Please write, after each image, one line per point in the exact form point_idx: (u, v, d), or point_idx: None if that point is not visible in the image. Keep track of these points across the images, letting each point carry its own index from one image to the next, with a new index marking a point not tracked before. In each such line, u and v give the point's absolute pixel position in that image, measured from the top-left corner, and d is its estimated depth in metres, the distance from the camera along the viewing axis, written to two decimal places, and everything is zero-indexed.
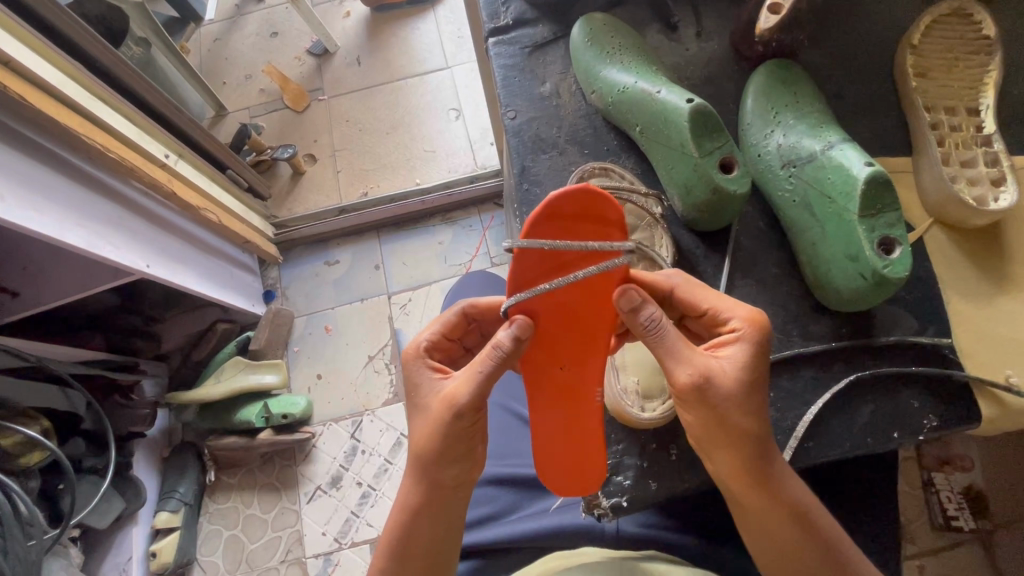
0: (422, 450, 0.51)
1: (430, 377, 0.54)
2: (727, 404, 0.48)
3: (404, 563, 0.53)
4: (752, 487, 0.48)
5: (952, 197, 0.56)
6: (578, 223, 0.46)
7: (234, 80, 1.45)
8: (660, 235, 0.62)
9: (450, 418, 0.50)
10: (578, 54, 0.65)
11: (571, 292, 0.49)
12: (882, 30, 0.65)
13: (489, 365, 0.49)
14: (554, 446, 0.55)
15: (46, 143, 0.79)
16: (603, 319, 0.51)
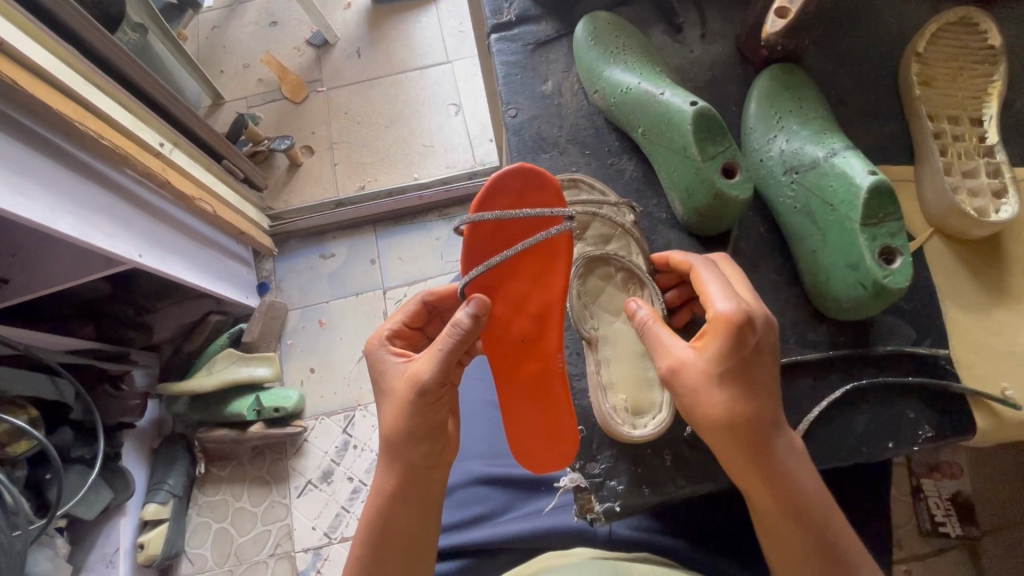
0: (394, 433, 0.52)
1: (394, 360, 0.56)
2: (689, 397, 0.47)
3: (382, 553, 0.52)
4: (744, 477, 0.48)
5: (953, 207, 0.56)
6: (521, 199, 0.56)
7: (232, 68, 1.43)
8: (636, 245, 0.62)
9: (416, 395, 0.51)
10: (581, 53, 0.65)
11: (524, 260, 0.57)
12: (886, 38, 0.64)
13: (449, 343, 0.50)
14: (528, 419, 0.58)
15: (38, 128, 0.77)
16: (554, 285, 0.58)
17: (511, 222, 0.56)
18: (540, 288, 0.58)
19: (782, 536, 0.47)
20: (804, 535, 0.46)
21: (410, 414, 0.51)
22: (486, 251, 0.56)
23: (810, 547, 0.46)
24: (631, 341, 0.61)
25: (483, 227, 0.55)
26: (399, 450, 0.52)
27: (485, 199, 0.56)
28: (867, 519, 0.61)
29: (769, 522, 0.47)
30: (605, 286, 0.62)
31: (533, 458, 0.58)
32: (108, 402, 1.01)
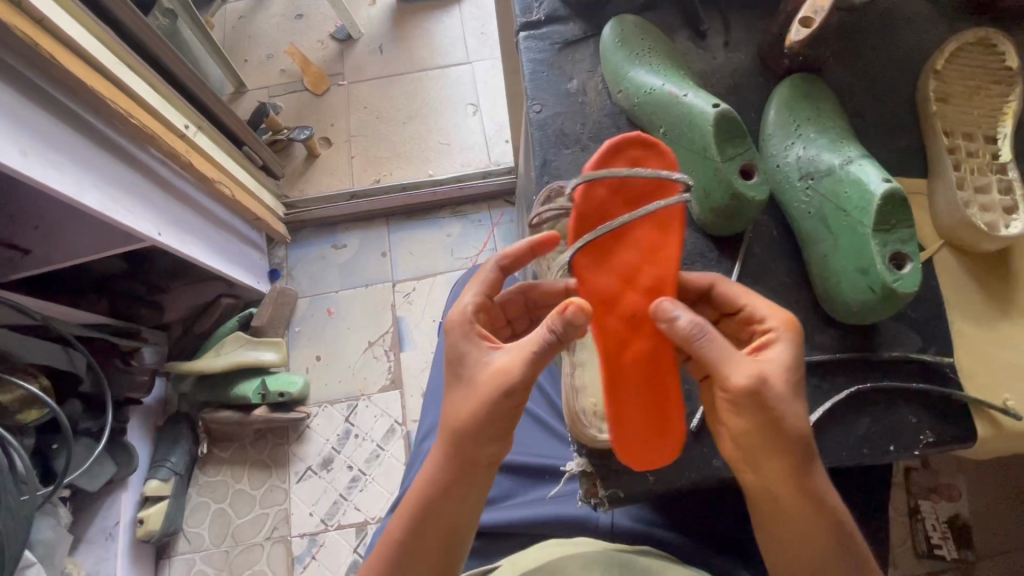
0: (463, 430, 0.51)
1: (480, 347, 0.53)
2: (783, 407, 0.46)
3: (423, 536, 0.53)
4: (791, 492, 0.47)
5: (964, 220, 0.57)
6: (640, 159, 0.56)
7: (257, 58, 1.46)
8: None
9: (502, 396, 0.50)
10: (607, 53, 0.66)
11: (638, 225, 0.55)
12: (906, 55, 0.66)
13: (541, 343, 0.49)
14: (636, 405, 0.54)
15: (69, 102, 0.79)
16: (670, 258, 0.55)
17: (629, 181, 0.55)
18: (654, 261, 0.55)
19: (819, 543, 0.48)
20: (840, 540, 0.48)
21: (492, 415, 0.50)
22: (598, 216, 0.56)
23: (845, 549, 0.48)
24: None
25: (596, 188, 0.55)
26: (466, 448, 0.52)
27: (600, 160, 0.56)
28: None
29: (808, 532, 0.48)
30: None
31: (636, 449, 0.54)
32: (118, 376, 1.03)
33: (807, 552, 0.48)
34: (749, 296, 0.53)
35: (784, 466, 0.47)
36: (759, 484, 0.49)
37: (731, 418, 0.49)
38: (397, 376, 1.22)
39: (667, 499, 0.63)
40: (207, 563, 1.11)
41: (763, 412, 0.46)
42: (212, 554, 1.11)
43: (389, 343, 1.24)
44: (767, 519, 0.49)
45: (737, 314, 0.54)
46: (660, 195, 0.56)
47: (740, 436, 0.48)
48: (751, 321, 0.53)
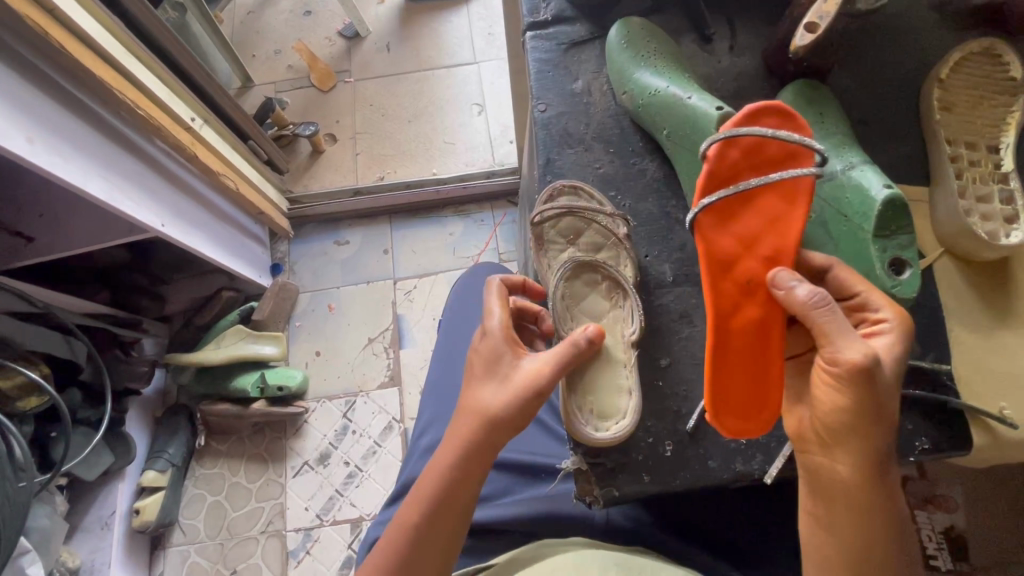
0: (487, 417, 0.53)
1: (510, 352, 0.55)
2: (886, 391, 0.45)
3: (436, 518, 0.53)
4: (867, 477, 0.47)
5: (964, 228, 0.57)
6: (780, 122, 0.52)
7: (264, 53, 1.47)
8: (624, 256, 0.64)
9: (529, 395, 0.53)
10: (613, 54, 0.67)
11: (766, 190, 0.52)
12: (911, 63, 0.66)
13: (572, 354, 0.53)
14: (734, 371, 0.54)
15: (76, 92, 0.80)
16: (792, 230, 0.52)
17: (767, 145, 0.52)
18: (777, 231, 0.52)
19: (875, 531, 0.47)
20: (895, 532, 0.48)
21: (517, 408, 0.53)
22: (730, 177, 0.52)
23: (896, 543, 0.48)
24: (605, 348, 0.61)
25: (732, 148, 0.52)
26: (489, 433, 0.53)
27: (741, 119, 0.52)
28: None
29: (870, 519, 0.47)
30: (589, 291, 0.64)
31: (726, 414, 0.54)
32: (118, 366, 1.03)
33: (860, 541, 0.48)
34: (864, 283, 0.51)
35: (865, 450, 0.46)
36: (833, 464, 0.48)
37: (826, 396, 0.47)
38: (396, 373, 1.22)
39: (663, 500, 0.63)
40: (201, 555, 1.11)
41: (867, 395, 0.45)
42: (206, 547, 1.11)
43: (389, 340, 1.24)
44: (826, 497, 0.49)
45: (846, 301, 0.52)
46: (792, 163, 0.53)
47: (831, 415, 0.47)
48: (861, 309, 0.51)
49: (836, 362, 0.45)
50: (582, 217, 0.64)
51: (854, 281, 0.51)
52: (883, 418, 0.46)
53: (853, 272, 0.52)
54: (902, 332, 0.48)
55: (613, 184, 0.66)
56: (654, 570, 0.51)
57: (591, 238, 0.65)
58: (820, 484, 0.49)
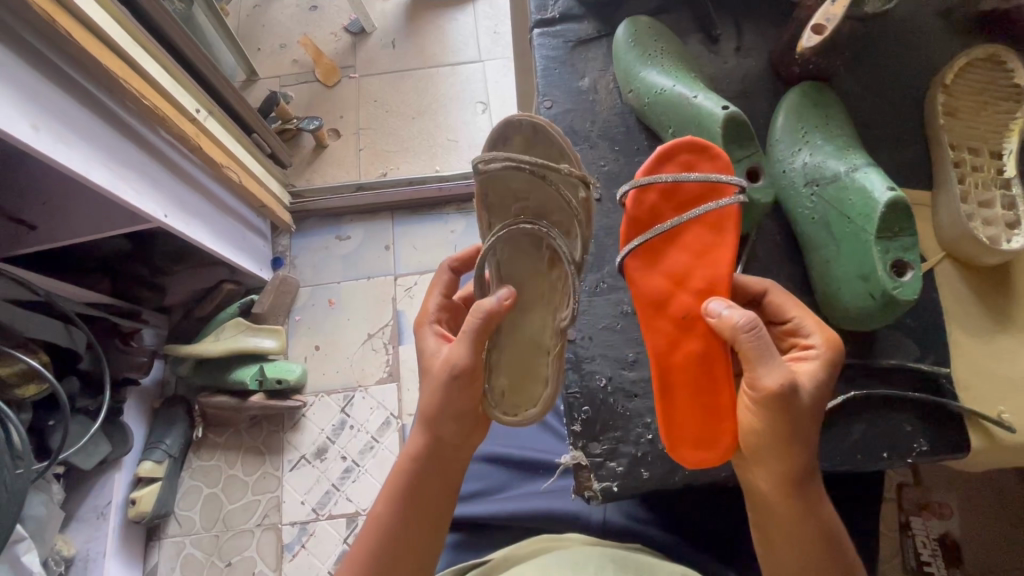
0: (429, 411, 0.53)
1: (435, 341, 0.57)
2: (801, 415, 0.47)
3: (407, 510, 0.54)
4: (792, 493, 0.49)
5: (966, 233, 0.57)
6: (692, 165, 0.55)
7: (269, 47, 1.47)
8: (576, 226, 0.58)
9: (448, 376, 0.51)
10: (620, 53, 0.67)
11: (691, 227, 0.54)
12: (916, 68, 0.66)
13: (473, 322, 0.51)
14: (684, 406, 0.52)
15: (82, 80, 0.80)
16: (724, 259, 0.53)
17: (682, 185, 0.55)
18: (708, 262, 0.54)
19: (808, 543, 0.50)
20: (828, 543, 0.50)
21: (445, 395, 0.52)
22: (652, 218, 0.56)
23: (830, 552, 0.50)
24: (532, 333, 0.58)
25: (647, 195, 0.55)
26: (435, 427, 0.54)
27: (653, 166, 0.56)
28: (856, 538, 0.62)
29: (801, 535, 0.50)
30: (529, 264, 0.60)
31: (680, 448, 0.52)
32: (117, 356, 1.03)
33: (794, 551, 0.50)
34: (796, 308, 0.53)
35: (787, 470, 0.48)
36: (762, 483, 0.51)
37: (748, 423, 0.49)
38: (395, 368, 1.22)
39: (661, 498, 0.64)
40: (197, 547, 1.11)
41: (782, 424, 0.46)
42: (202, 539, 1.11)
43: (388, 337, 1.24)
44: (761, 514, 0.52)
45: (783, 325, 0.54)
46: (714, 197, 0.55)
47: (753, 440, 0.49)
48: (795, 331, 0.53)
49: (756, 387, 0.47)
50: (535, 175, 0.56)
51: (786, 306, 0.53)
52: (800, 441, 0.48)
53: (789, 296, 0.55)
54: (828, 355, 0.49)
55: (618, 182, 0.66)
56: (652, 567, 0.51)
57: (542, 202, 0.58)
58: (756, 503, 0.52)
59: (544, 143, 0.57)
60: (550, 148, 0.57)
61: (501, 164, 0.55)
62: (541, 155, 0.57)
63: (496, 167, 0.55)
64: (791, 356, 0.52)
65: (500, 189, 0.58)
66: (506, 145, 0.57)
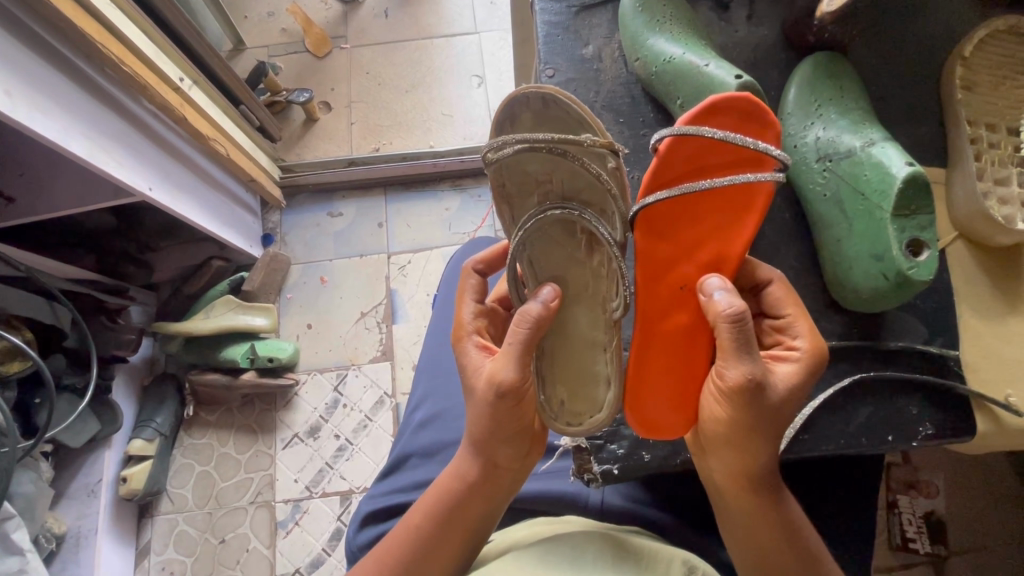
0: (483, 436, 0.52)
1: (478, 356, 0.54)
2: (767, 413, 0.46)
3: (447, 526, 0.54)
4: (748, 488, 0.50)
5: (981, 212, 0.56)
6: (731, 127, 0.50)
7: (256, 15, 1.41)
8: (616, 214, 0.54)
9: (497, 399, 0.49)
10: (627, 19, 0.64)
11: (716, 198, 0.51)
12: (934, 40, 0.64)
13: (521, 334, 0.49)
14: (659, 373, 0.53)
15: (58, 45, 0.75)
16: (738, 237, 0.51)
17: (721, 147, 0.50)
18: (714, 239, 0.52)
19: (758, 537, 0.50)
20: (785, 543, 0.50)
21: (497, 418, 0.50)
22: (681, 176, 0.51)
23: (792, 552, 0.50)
24: (580, 329, 0.57)
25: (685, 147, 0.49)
26: (487, 450, 0.53)
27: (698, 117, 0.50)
28: (855, 518, 0.62)
29: (749, 524, 0.50)
30: (564, 252, 0.57)
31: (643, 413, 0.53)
32: (103, 333, 1.00)
33: (742, 539, 0.52)
34: (792, 306, 0.51)
35: (742, 463, 0.49)
36: (716, 470, 0.51)
37: (713, 407, 0.49)
38: (388, 348, 1.20)
39: (660, 479, 0.63)
40: (189, 524, 1.10)
41: (742, 417, 0.46)
42: (194, 515, 1.11)
43: (381, 315, 1.22)
44: (719, 497, 0.53)
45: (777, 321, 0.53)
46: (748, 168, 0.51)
47: (712, 427, 0.49)
48: (786, 328, 0.51)
49: (724, 377, 0.46)
50: (553, 153, 0.51)
51: (785, 303, 0.51)
52: (759, 438, 0.47)
53: (789, 292, 0.52)
54: (808, 359, 0.49)
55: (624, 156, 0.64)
56: (653, 548, 0.50)
57: (566, 185, 0.54)
58: (713, 486, 0.53)
59: (557, 114, 0.51)
60: (564, 118, 0.51)
61: (514, 150, 0.51)
62: (555, 126, 0.52)
63: (509, 154, 0.51)
64: (774, 352, 0.51)
65: (518, 176, 0.54)
66: (515, 125, 0.52)
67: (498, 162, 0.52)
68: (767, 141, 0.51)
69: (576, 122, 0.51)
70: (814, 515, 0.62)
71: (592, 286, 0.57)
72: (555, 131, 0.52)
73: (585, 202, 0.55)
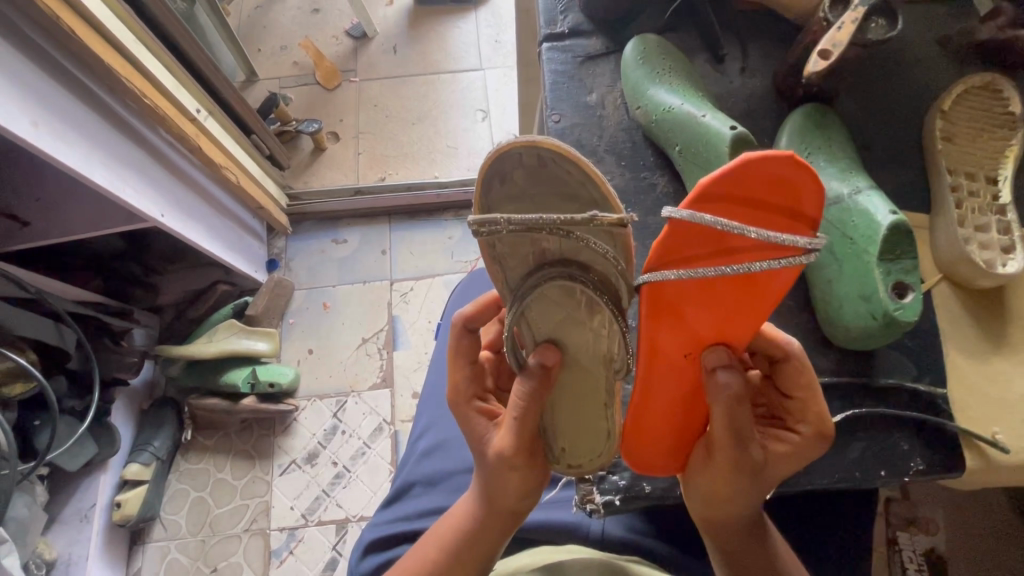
0: (493, 494, 0.53)
1: (483, 424, 0.55)
2: (751, 482, 0.49)
3: (459, 563, 0.54)
4: (730, 543, 0.52)
5: (964, 256, 0.59)
6: (751, 212, 0.41)
7: (270, 49, 1.47)
8: (622, 280, 0.47)
9: (505, 467, 0.51)
10: (628, 70, 0.68)
11: (733, 283, 0.44)
12: (915, 93, 0.68)
13: (521, 414, 0.50)
14: (657, 431, 0.54)
15: (82, 77, 0.79)
16: (751, 319, 0.46)
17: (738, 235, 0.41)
18: (727, 319, 0.46)
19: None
20: None
21: (506, 483, 0.52)
22: (687, 259, 0.43)
23: None
24: (581, 387, 0.54)
25: (689, 232, 0.42)
26: (495, 502, 0.54)
27: (713, 194, 0.41)
28: (853, 554, 0.62)
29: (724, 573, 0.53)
30: (564, 315, 0.50)
31: (643, 464, 0.57)
32: (107, 356, 1.01)
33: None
34: (804, 390, 0.51)
35: (725, 522, 0.51)
36: (698, 521, 0.54)
37: (703, 469, 0.51)
38: (388, 374, 1.21)
39: (658, 510, 0.64)
40: (182, 551, 1.09)
41: (728, 486, 0.49)
42: (187, 543, 1.10)
43: (383, 342, 1.23)
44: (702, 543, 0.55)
45: (788, 398, 0.53)
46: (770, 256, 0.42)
47: (700, 489, 0.51)
48: (795, 409, 0.52)
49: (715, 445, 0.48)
50: (553, 232, 0.45)
51: (800, 381, 0.51)
52: (742, 502, 0.50)
53: (805, 369, 0.51)
54: (808, 443, 0.50)
55: (624, 196, 0.67)
56: None
57: (564, 244, 0.46)
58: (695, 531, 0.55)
59: (555, 174, 0.45)
60: (564, 178, 0.45)
61: (509, 229, 0.45)
62: (554, 187, 0.46)
63: (504, 233, 0.46)
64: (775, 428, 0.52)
65: (512, 240, 0.46)
66: (508, 185, 0.46)
67: (490, 237, 0.46)
68: (795, 230, 0.42)
69: (578, 185, 0.45)
70: (811, 550, 0.63)
71: (594, 348, 0.52)
72: (553, 192, 0.46)
73: (586, 263, 0.48)
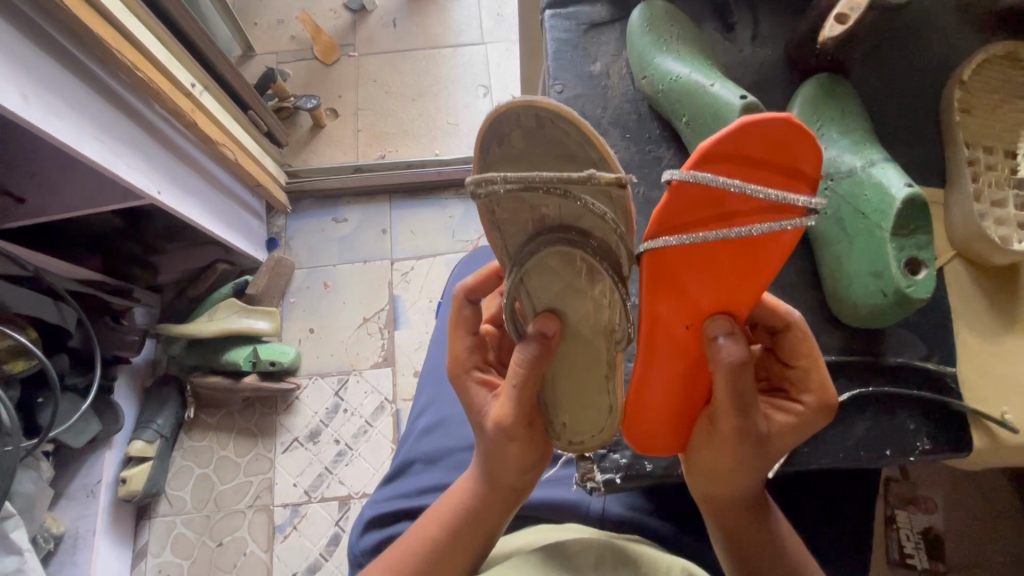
0: (493, 465, 0.53)
1: (481, 393, 0.54)
2: (752, 454, 0.48)
3: (460, 538, 0.54)
4: (729, 514, 0.52)
5: (978, 232, 0.57)
6: (751, 173, 0.41)
7: (267, 22, 1.43)
8: (623, 245, 0.46)
9: (503, 437, 0.51)
10: (634, 38, 0.66)
11: (735, 249, 0.43)
12: (933, 64, 0.65)
13: (519, 379, 0.49)
14: (657, 404, 0.53)
15: (74, 50, 0.77)
16: (753, 285, 0.45)
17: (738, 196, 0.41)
18: (728, 288, 0.45)
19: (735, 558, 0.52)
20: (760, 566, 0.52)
21: (505, 455, 0.52)
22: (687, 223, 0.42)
23: None
24: (581, 359, 0.53)
25: (690, 195, 0.41)
26: (495, 475, 0.53)
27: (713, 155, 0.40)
28: (855, 533, 0.62)
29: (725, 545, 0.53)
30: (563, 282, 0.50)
31: (643, 438, 0.56)
32: (108, 334, 1.01)
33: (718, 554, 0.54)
34: (806, 360, 0.50)
35: (725, 493, 0.51)
36: (700, 494, 0.53)
37: (705, 442, 0.50)
38: (390, 354, 1.21)
39: (660, 488, 0.64)
40: (187, 526, 1.11)
41: (730, 457, 0.48)
42: (192, 518, 1.11)
43: (383, 321, 1.23)
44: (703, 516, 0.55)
45: (789, 367, 0.52)
46: (772, 218, 0.41)
47: (703, 462, 0.51)
48: (797, 380, 0.51)
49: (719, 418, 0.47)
50: (550, 190, 0.44)
51: (802, 352, 0.50)
52: (744, 475, 0.49)
53: (807, 339, 0.50)
54: (811, 415, 0.49)
55: (630, 170, 0.65)
56: (655, 554, 0.51)
57: (564, 208, 0.46)
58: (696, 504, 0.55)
59: (553, 135, 0.44)
60: (563, 140, 0.44)
61: (506, 190, 0.45)
62: (553, 148, 0.44)
63: (502, 194, 0.45)
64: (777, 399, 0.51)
65: (510, 204, 0.46)
66: (506, 147, 0.45)
67: (488, 199, 0.46)
68: (797, 190, 0.41)
69: (577, 146, 0.43)
70: (812, 529, 0.63)
71: (595, 318, 0.51)
72: (552, 153, 0.45)
73: (586, 230, 0.47)
